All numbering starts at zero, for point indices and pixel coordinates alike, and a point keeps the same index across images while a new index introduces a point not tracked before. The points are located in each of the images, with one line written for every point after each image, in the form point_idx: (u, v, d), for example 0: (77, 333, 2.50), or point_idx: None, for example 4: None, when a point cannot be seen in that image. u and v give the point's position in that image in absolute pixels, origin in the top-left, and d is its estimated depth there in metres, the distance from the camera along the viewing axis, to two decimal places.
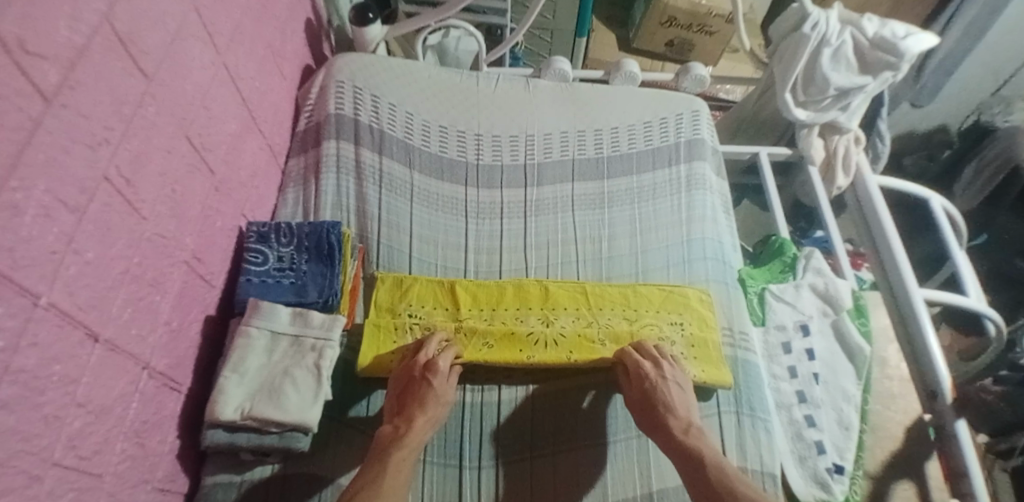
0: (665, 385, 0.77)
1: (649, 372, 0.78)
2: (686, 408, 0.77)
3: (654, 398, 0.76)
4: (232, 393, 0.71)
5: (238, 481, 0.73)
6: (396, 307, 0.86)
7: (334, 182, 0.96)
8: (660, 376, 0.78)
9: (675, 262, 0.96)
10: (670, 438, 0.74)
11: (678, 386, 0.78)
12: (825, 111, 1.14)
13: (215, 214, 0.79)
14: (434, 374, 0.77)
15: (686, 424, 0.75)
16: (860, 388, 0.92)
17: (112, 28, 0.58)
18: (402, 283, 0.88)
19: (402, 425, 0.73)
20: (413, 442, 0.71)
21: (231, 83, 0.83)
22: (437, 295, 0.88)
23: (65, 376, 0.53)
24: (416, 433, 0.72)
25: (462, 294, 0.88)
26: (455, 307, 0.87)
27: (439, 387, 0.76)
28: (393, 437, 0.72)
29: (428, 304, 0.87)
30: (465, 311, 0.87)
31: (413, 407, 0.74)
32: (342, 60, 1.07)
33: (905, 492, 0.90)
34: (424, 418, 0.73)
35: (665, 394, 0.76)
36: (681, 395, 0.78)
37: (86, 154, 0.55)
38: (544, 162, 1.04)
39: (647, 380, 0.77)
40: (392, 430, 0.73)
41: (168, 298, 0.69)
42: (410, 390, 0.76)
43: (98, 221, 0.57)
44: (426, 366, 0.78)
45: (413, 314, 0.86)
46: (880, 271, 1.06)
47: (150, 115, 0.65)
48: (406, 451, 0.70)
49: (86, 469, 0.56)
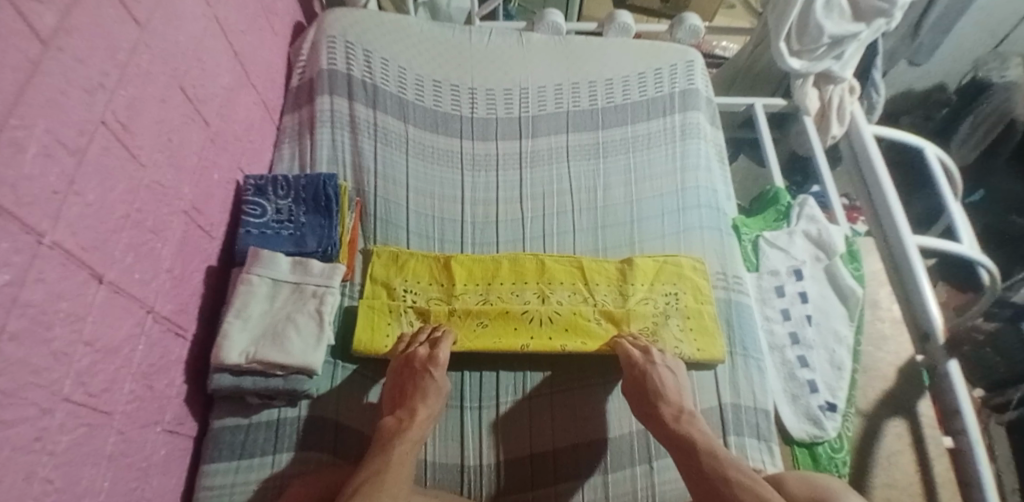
0: (656, 370, 0.77)
1: (638, 358, 0.78)
2: (678, 392, 0.77)
3: (645, 384, 0.75)
4: (237, 338, 0.73)
5: (245, 424, 0.75)
6: (392, 283, 0.86)
7: (329, 136, 0.97)
8: (648, 361, 0.77)
9: (670, 210, 0.96)
10: (660, 425, 0.73)
11: (668, 370, 0.78)
12: (819, 61, 1.13)
13: (211, 166, 0.80)
14: (435, 366, 0.76)
15: (677, 410, 0.74)
16: (852, 329, 0.94)
17: None
18: (398, 258, 0.87)
19: (405, 418, 0.72)
20: (415, 437, 0.71)
21: (222, 35, 0.83)
22: (432, 271, 0.88)
23: (71, 313, 0.54)
24: (417, 428, 0.71)
25: (457, 269, 0.88)
26: (450, 282, 0.87)
27: (438, 379, 0.76)
28: (396, 430, 0.71)
29: (423, 280, 0.87)
30: (460, 286, 0.87)
31: (415, 401, 0.74)
32: (333, 16, 1.06)
33: (896, 429, 0.93)
34: (424, 412, 0.73)
35: (656, 381, 0.75)
36: (673, 382, 0.78)
37: (83, 97, 0.55)
38: (539, 115, 1.04)
39: (636, 366, 0.77)
40: (395, 422, 0.72)
41: (169, 246, 0.70)
42: (409, 383, 0.76)
43: (98, 164, 0.58)
44: (426, 358, 0.77)
45: (408, 290, 0.86)
46: (873, 221, 1.06)
47: (144, 62, 0.65)
48: (408, 444, 0.69)
49: (96, 406, 0.58)
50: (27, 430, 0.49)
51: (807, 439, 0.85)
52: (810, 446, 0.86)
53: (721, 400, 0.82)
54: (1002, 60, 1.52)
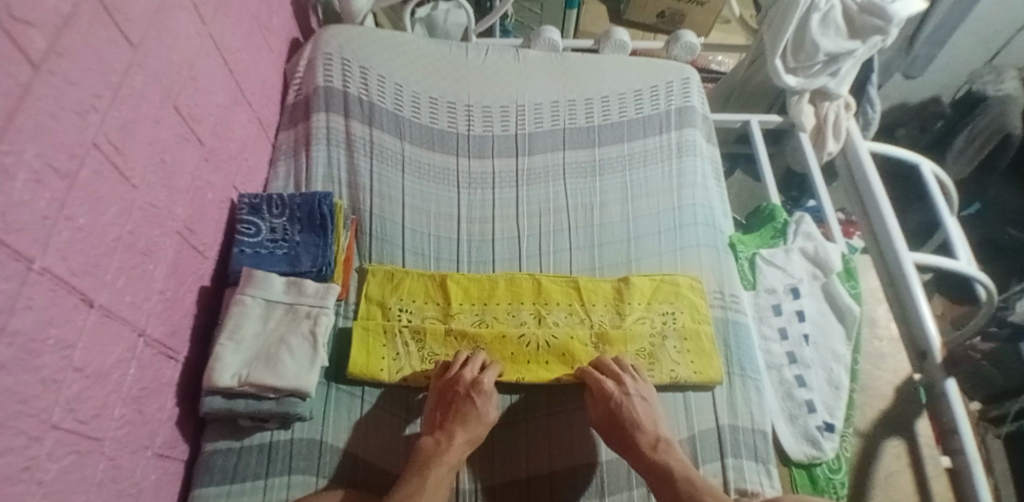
0: (630, 402, 0.76)
1: (612, 391, 0.76)
2: (654, 420, 0.76)
3: (619, 418, 0.75)
4: (229, 360, 0.73)
5: (237, 447, 0.74)
6: (387, 302, 0.85)
7: (324, 153, 0.97)
8: (624, 394, 0.76)
9: (667, 228, 0.96)
10: (638, 456, 0.73)
11: (642, 400, 0.77)
12: (814, 78, 1.13)
13: (205, 186, 0.80)
14: (479, 394, 0.76)
15: (655, 439, 0.74)
16: (849, 348, 0.93)
17: None
18: (394, 277, 0.87)
19: (443, 440, 0.73)
20: (452, 460, 0.71)
21: (217, 54, 0.82)
22: (428, 290, 0.87)
23: (61, 340, 0.54)
24: (455, 451, 0.72)
25: (453, 288, 0.87)
26: (446, 302, 0.86)
27: (483, 406, 0.75)
28: (434, 452, 0.72)
29: (419, 300, 0.86)
30: (457, 306, 0.86)
31: (456, 424, 0.74)
32: (330, 33, 1.06)
33: (895, 449, 0.92)
34: (463, 436, 0.73)
35: (629, 412, 0.75)
36: (647, 410, 0.77)
37: (75, 121, 0.55)
38: (536, 132, 1.04)
39: (612, 399, 0.75)
40: (433, 444, 0.73)
41: (161, 268, 0.70)
42: (452, 407, 0.75)
43: (89, 188, 0.57)
44: (470, 383, 0.76)
45: (403, 309, 0.85)
46: (870, 237, 1.06)
47: (138, 83, 0.65)
48: (445, 468, 0.70)
49: (85, 432, 0.57)
50: (15, 460, 0.48)
51: (806, 460, 0.85)
52: (808, 467, 0.85)
53: (719, 422, 0.81)
54: (998, 73, 1.53)
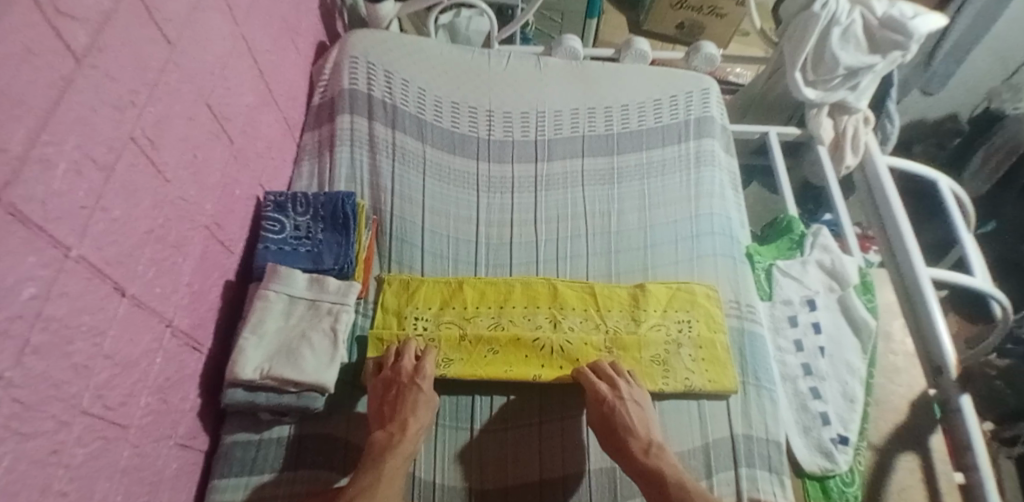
0: (623, 406, 0.76)
1: (606, 394, 0.76)
2: (646, 424, 0.77)
3: (613, 421, 0.75)
4: (251, 354, 0.74)
5: (256, 440, 0.75)
6: (403, 311, 0.86)
7: (348, 155, 0.98)
8: (618, 397, 0.76)
9: (684, 237, 0.97)
10: (628, 460, 0.74)
11: (635, 403, 0.77)
12: (834, 90, 1.14)
13: (233, 182, 0.81)
14: (422, 380, 0.77)
15: (646, 443, 0.75)
16: (865, 362, 0.93)
17: None
18: (409, 285, 0.88)
19: (396, 432, 0.73)
20: (407, 450, 0.71)
21: (248, 54, 0.85)
22: (444, 295, 0.88)
23: (93, 327, 0.55)
24: (409, 442, 0.72)
25: (469, 292, 0.88)
26: (462, 306, 0.87)
27: (424, 393, 0.76)
28: (387, 444, 0.71)
29: (434, 306, 0.87)
30: (472, 309, 0.87)
31: (405, 413, 0.74)
32: (356, 37, 1.08)
33: (909, 464, 0.92)
34: (415, 425, 0.74)
35: (624, 416, 0.75)
36: (641, 414, 0.77)
37: (113, 115, 0.57)
38: (555, 138, 1.05)
39: (605, 402, 0.76)
40: (386, 437, 0.72)
41: (189, 261, 0.71)
42: (396, 399, 0.76)
43: (125, 181, 0.59)
44: (411, 373, 0.77)
45: (419, 317, 0.86)
46: (887, 252, 1.05)
47: (173, 81, 0.67)
48: (400, 458, 0.71)
49: (111, 419, 0.59)
50: (44, 443, 0.50)
51: (819, 472, 0.84)
52: (821, 479, 0.85)
53: (733, 431, 0.81)
54: (1017, 91, 1.51)
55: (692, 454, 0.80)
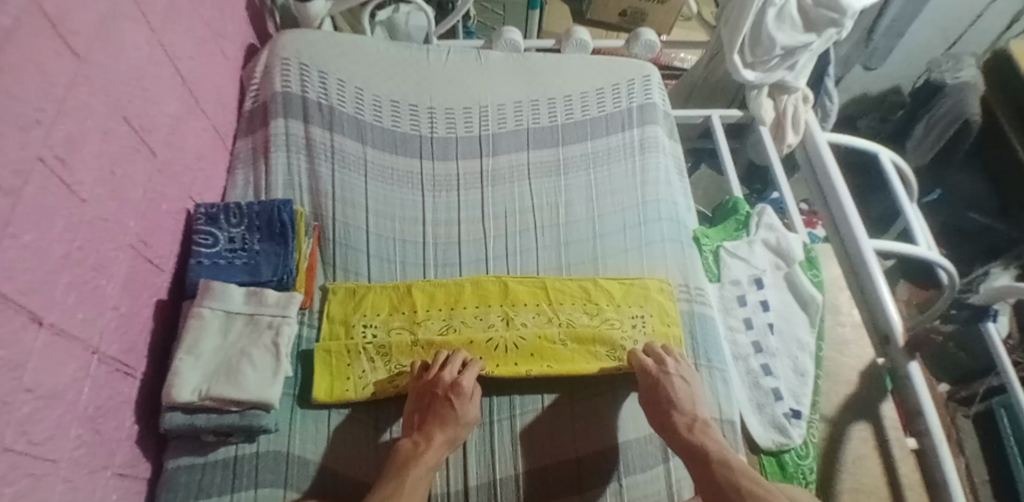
0: (668, 380, 0.77)
1: (651, 367, 0.78)
2: (691, 401, 0.78)
3: (658, 395, 0.76)
4: (188, 375, 0.71)
5: (201, 463, 0.72)
6: (350, 320, 0.84)
7: (285, 160, 0.95)
8: (664, 372, 0.78)
9: (632, 225, 0.97)
10: (674, 435, 0.75)
11: (682, 380, 0.78)
12: (773, 71, 1.15)
13: (159, 197, 0.78)
14: (458, 395, 0.76)
15: (691, 420, 0.76)
16: (814, 336, 0.96)
17: (41, 9, 0.56)
18: (355, 293, 0.86)
19: (422, 441, 0.73)
20: (430, 461, 0.71)
21: (168, 63, 0.81)
22: (393, 301, 0.86)
23: (11, 361, 0.52)
24: (433, 453, 0.72)
25: (418, 295, 0.87)
26: (412, 311, 0.86)
27: (460, 406, 0.75)
28: (413, 453, 0.72)
29: (383, 313, 0.85)
30: (423, 313, 0.86)
31: (433, 426, 0.74)
32: (287, 38, 1.05)
33: (862, 433, 0.94)
34: (442, 437, 0.73)
35: (669, 391, 0.76)
36: (687, 391, 0.78)
37: (19, 135, 0.53)
38: (499, 133, 1.04)
39: (651, 375, 0.78)
40: (411, 446, 0.73)
41: (114, 283, 0.68)
42: (430, 408, 0.76)
43: (34, 204, 0.55)
44: (449, 385, 0.76)
45: (367, 325, 0.84)
46: (832, 227, 1.08)
47: (84, 95, 0.63)
48: (423, 469, 0.70)
49: (40, 455, 0.55)
50: None
51: (775, 447, 0.86)
52: (777, 455, 0.86)
53: None
54: (955, 61, 1.52)
55: (651, 439, 0.80)
